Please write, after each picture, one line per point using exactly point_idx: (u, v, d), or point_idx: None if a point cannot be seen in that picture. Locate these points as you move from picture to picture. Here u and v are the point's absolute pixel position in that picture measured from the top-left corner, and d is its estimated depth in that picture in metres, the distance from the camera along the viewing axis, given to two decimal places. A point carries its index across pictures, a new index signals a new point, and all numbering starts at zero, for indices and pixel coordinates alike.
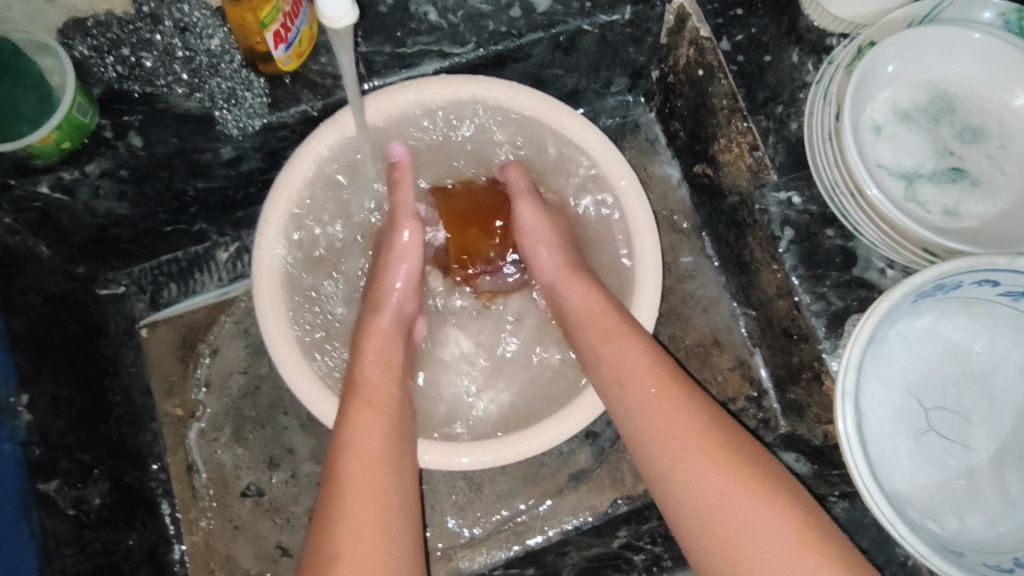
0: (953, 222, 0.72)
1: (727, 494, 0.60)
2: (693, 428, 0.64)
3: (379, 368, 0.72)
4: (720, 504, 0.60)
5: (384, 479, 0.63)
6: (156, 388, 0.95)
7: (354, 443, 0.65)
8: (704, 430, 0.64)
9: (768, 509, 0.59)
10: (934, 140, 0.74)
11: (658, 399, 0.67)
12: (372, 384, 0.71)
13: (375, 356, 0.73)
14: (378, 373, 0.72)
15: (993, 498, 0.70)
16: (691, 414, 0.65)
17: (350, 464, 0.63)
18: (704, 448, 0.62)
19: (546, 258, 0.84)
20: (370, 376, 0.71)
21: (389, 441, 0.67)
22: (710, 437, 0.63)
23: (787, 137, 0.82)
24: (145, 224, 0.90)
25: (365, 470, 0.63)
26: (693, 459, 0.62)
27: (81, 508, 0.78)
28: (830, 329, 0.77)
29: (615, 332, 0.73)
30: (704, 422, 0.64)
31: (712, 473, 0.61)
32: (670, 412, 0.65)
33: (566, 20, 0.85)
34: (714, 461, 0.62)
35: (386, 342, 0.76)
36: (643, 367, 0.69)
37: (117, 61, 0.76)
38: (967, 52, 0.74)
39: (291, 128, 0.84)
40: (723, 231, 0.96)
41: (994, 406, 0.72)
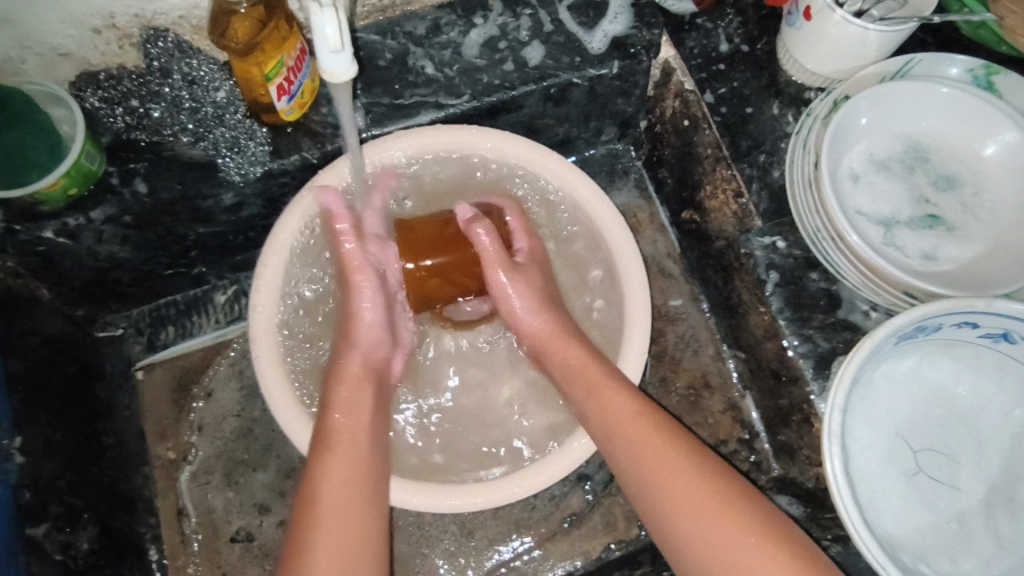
0: (930, 266, 0.75)
1: (709, 535, 0.61)
2: (675, 472, 0.65)
3: (347, 415, 0.73)
4: (702, 544, 0.61)
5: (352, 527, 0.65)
6: (149, 431, 0.95)
7: (320, 493, 0.66)
8: (689, 472, 0.65)
9: (754, 553, 0.60)
10: (910, 189, 0.77)
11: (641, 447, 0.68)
12: (341, 433, 0.72)
13: (342, 403, 0.74)
14: (346, 418, 0.73)
15: (985, 541, 0.70)
16: (676, 459, 0.66)
17: (321, 513, 0.65)
18: (695, 491, 0.64)
19: (533, 322, 0.83)
20: (340, 427, 0.72)
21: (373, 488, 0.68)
22: (699, 481, 0.64)
23: (770, 184, 0.85)
24: (145, 268, 0.92)
25: (333, 518, 0.65)
26: (678, 502, 0.64)
27: (68, 553, 0.76)
28: (818, 369, 0.79)
29: (597, 383, 0.74)
30: (687, 467, 0.65)
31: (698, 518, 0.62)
32: (654, 455, 0.67)
33: (557, 74, 0.89)
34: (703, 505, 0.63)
35: (356, 388, 0.76)
36: (627, 415, 0.71)
37: (126, 112, 0.80)
38: (937, 105, 0.78)
39: (291, 175, 0.87)
40: (711, 275, 0.98)
41: (982, 448, 0.73)
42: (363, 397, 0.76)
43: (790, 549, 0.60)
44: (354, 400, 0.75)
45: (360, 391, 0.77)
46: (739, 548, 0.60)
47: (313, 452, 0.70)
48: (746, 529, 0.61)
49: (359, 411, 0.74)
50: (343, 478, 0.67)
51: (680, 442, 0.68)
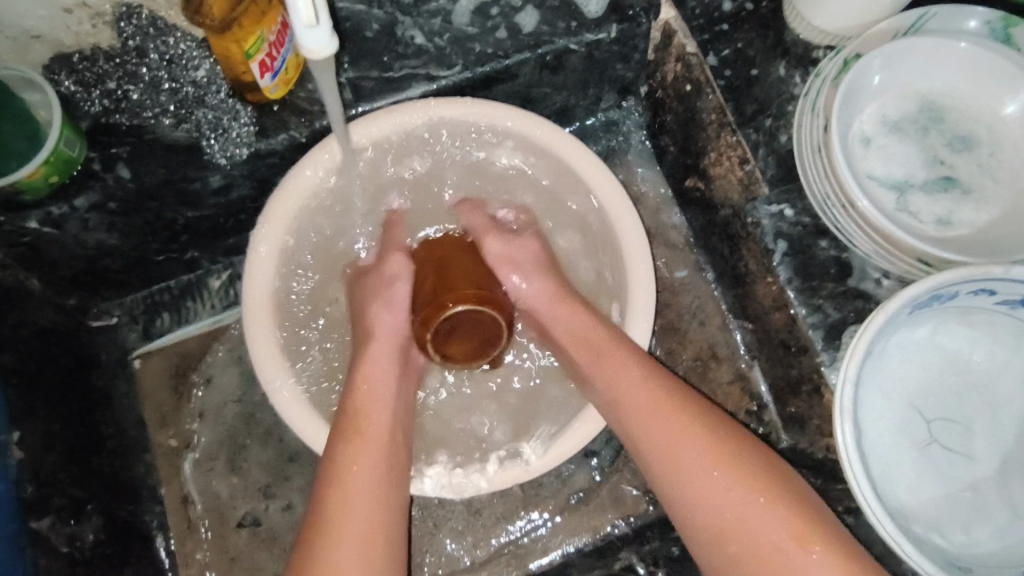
0: (945, 231, 0.72)
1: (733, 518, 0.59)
2: (693, 451, 0.63)
3: (372, 397, 0.71)
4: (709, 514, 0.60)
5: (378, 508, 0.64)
6: (150, 419, 0.94)
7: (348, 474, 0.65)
8: (707, 451, 0.62)
9: (781, 541, 0.57)
10: (924, 150, 0.74)
11: (648, 419, 0.66)
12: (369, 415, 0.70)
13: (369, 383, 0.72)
14: (373, 400, 0.71)
15: (1000, 511, 0.69)
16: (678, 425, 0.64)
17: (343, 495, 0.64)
18: (718, 472, 0.61)
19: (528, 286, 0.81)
20: (367, 408, 0.71)
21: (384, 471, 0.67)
22: (722, 458, 0.62)
23: (777, 150, 0.81)
24: (136, 254, 0.90)
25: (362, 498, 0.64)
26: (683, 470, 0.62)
27: (74, 545, 0.77)
28: (828, 341, 0.77)
29: (606, 351, 0.72)
30: (708, 445, 0.63)
31: (704, 485, 0.61)
32: (671, 434, 0.64)
33: (553, 40, 0.85)
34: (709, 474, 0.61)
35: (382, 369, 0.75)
36: (641, 395, 0.68)
37: (104, 94, 0.77)
38: (953, 61, 0.74)
39: (280, 155, 0.84)
40: (716, 244, 0.96)
41: (996, 416, 0.71)
42: (391, 380, 0.74)
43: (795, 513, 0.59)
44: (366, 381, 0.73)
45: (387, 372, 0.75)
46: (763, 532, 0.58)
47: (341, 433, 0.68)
48: (775, 516, 0.58)
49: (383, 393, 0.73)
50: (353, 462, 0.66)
51: (694, 417, 0.65)
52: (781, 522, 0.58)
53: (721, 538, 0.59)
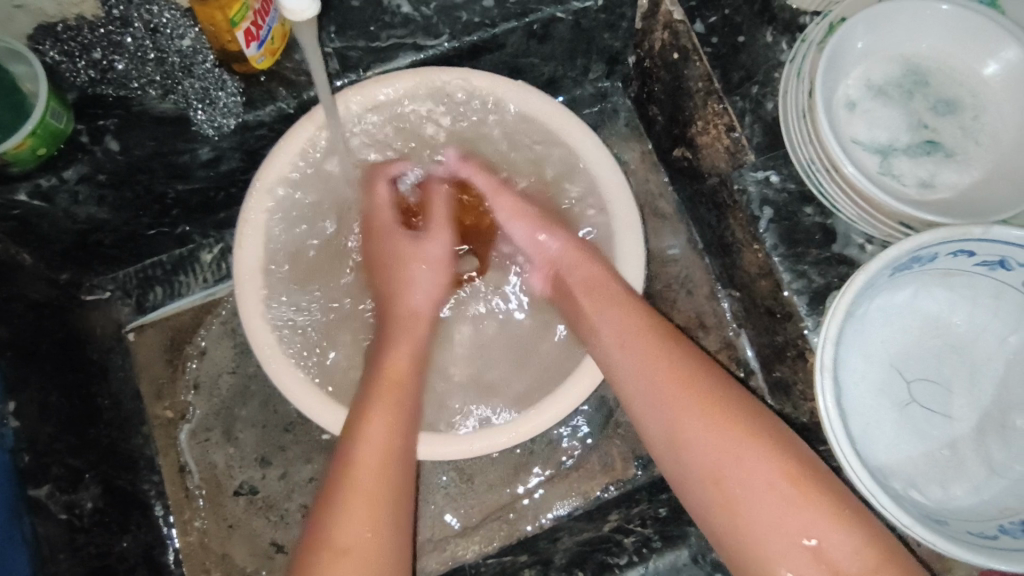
0: (928, 194, 0.73)
1: (733, 457, 0.60)
2: (702, 400, 0.63)
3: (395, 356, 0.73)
4: (718, 465, 0.61)
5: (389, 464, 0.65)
6: (146, 392, 0.95)
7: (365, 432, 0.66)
8: (711, 395, 0.64)
9: (785, 488, 0.59)
10: (908, 114, 0.74)
11: (664, 370, 0.66)
12: (395, 373, 0.72)
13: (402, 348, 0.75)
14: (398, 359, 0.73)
15: (977, 467, 0.71)
16: (697, 377, 0.65)
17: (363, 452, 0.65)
18: (722, 416, 0.62)
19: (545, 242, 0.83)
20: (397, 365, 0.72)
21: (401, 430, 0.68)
22: (727, 404, 0.63)
23: (763, 117, 0.82)
24: (127, 228, 0.90)
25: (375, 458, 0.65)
26: (695, 421, 0.63)
27: (73, 512, 0.78)
28: (812, 306, 0.78)
29: (624, 306, 0.73)
30: (716, 395, 0.64)
31: (717, 436, 0.62)
32: (678, 383, 0.65)
33: (539, 8, 0.85)
34: (722, 423, 0.62)
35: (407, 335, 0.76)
36: (644, 348, 0.69)
37: (89, 65, 0.76)
38: (937, 24, 0.74)
39: (268, 127, 0.84)
40: (704, 214, 0.96)
41: (975, 376, 0.73)
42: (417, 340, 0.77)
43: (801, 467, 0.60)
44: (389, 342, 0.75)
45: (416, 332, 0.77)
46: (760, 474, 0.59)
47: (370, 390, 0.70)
48: (777, 459, 0.60)
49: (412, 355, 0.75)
50: (374, 422, 0.67)
51: (700, 366, 0.66)
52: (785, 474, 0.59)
53: (726, 490, 0.60)
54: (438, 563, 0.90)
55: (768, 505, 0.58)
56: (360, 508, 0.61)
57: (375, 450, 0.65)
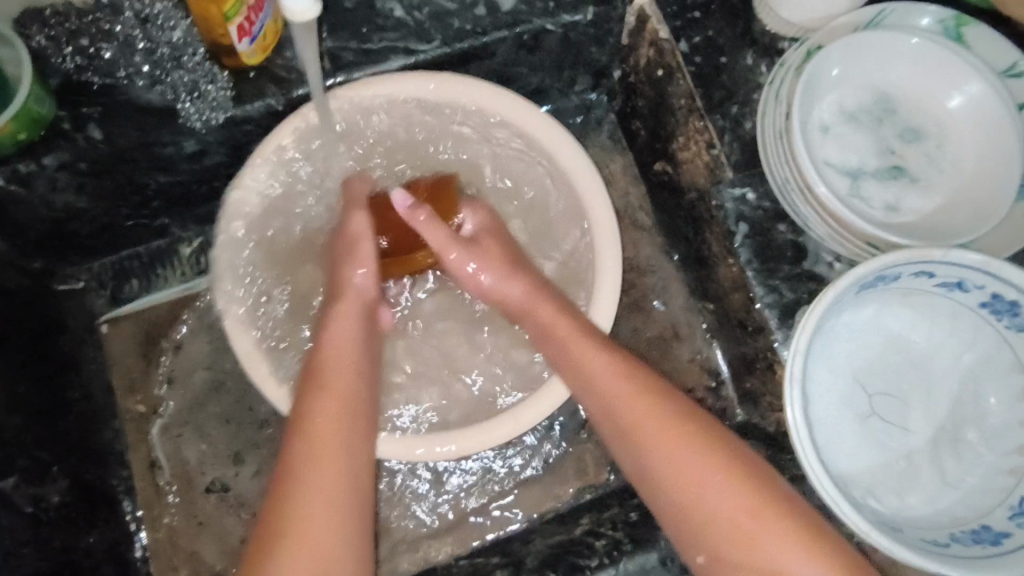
0: (894, 217, 0.76)
1: (693, 500, 0.63)
2: (654, 433, 0.66)
3: (340, 359, 0.73)
4: (677, 500, 0.63)
5: (337, 462, 0.65)
6: (118, 384, 0.94)
7: (304, 433, 0.66)
8: (663, 434, 0.66)
9: (738, 516, 0.60)
10: (877, 140, 0.78)
11: (616, 405, 0.69)
12: (332, 377, 0.71)
13: (333, 349, 0.74)
14: (340, 359, 0.73)
15: (931, 478, 0.74)
16: (645, 409, 0.68)
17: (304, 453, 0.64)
18: (683, 459, 0.64)
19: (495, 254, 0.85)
20: (330, 369, 0.72)
21: (343, 428, 0.67)
22: (678, 441, 0.65)
23: (741, 136, 0.85)
24: (105, 218, 0.89)
25: (319, 457, 0.64)
26: (651, 457, 0.65)
27: (39, 505, 0.76)
28: (782, 320, 0.81)
29: (576, 335, 0.75)
30: (665, 426, 0.66)
31: (674, 472, 0.64)
32: (630, 418, 0.68)
33: (530, 20, 0.87)
34: (677, 460, 0.64)
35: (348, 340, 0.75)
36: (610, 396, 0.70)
37: (76, 51, 0.76)
38: (907, 57, 0.79)
39: (256, 123, 0.84)
40: (682, 227, 0.99)
41: (932, 391, 0.76)
42: (356, 344, 0.76)
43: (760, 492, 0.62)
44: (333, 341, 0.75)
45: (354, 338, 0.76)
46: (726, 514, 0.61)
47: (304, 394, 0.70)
48: (736, 496, 0.61)
49: (349, 355, 0.74)
50: (311, 422, 0.67)
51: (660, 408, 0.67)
52: (741, 500, 0.61)
53: (689, 522, 0.63)
54: (411, 564, 0.90)
55: (737, 543, 0.60)
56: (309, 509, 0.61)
57: (321, 452, 0.65)
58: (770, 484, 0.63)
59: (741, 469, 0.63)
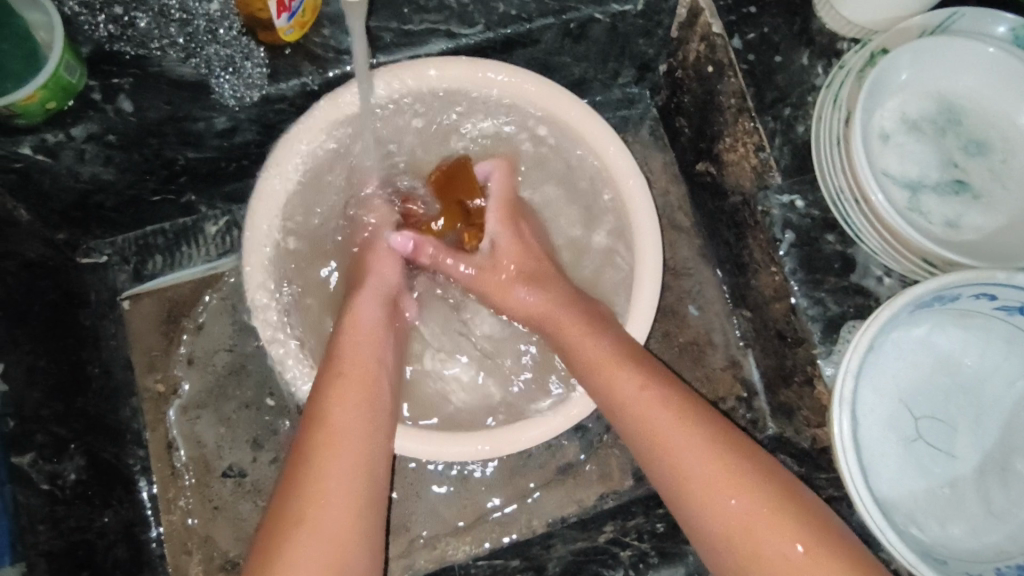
0: (953, 234, 0.73)
1: (709, 492, 0.62)
2: (661, 423, 0.66)
3: (358, 341, 0.72)
4: (695, 492, 0.62)
5: (354, 446, 0.63)
6: (137, 361, 0.92)
7: (323, 413, 0.65)
8: (672, 423, 0.65)
9: (756, 506, 0.60)
10: (940, 151, 0.75)
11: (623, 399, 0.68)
12: (351, 357, 0.70)
13: (353, 331, 0.72)
14: (359, 340, 0.72)
15: (975, 508, 0.71)
16: (649, 397, 0.67)
17: (320, 434, 0.63)
18: (708, 452, 0.63)
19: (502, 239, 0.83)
20: (349, 350, 0.71)
21: (362, 409, 0.66)
22: (686, 431, 0.64)
23: (793, 140, 0.81)
24: (130, 192, 0.87)
25: (334, 439, 0.63)
26: (660, 446, 0.65)
27: (55, 483, 0.75)
28: (826, 333, 0.78)
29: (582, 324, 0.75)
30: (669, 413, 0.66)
31: (687, 460, 0.63)
32: (636, 408, 0.67)
33: (578, 7, 0.83)
34: (687, 450, 0.63)
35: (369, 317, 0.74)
36: (628, 385, 0.69)
37: (109, 19, 0.73)
38: (977, 65, 0.75)
39: (290, 102, 0.81)
40: (722, 230, 0.96)
41: (980, 417, 0.73)
42: (376, 325, 0.74)
43: (765, 478, 0.62)
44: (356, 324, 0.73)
45: (374, 321, 0.75)
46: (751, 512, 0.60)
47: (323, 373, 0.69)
48: (747, 483, 0.61)
49: (368, 337, 0.72)
50: (330, 402, 0.66)
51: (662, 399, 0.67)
52: (753, 488, 0.61)
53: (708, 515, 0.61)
54: (428, 561, 0.89)
55: (758, 530, 0.59)
56: (321, 492, 0.60)
57: (337, 434, 0.64)
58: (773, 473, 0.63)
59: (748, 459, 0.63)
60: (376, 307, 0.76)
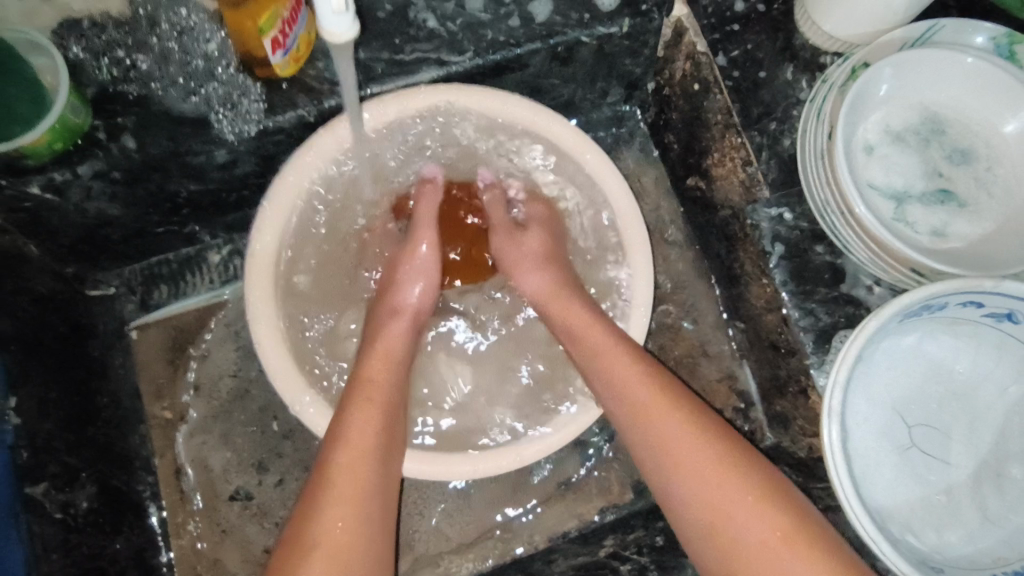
0: (940, 243, 0.74)
1: (716, 508, 0.61)
2: (683, 431, 0.65)
3: (380, 367, 0.74)
4: (703, 506, 0.62)
5: (371, 476, 0.65)
6: (145, 391, 0.94)
7: (346, 437, 0.66)
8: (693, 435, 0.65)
9: (766, 528, 0.59)
10: (923, 161, 0.76)
11: (647, 405, 0.68)
12: (376, 383, 0.72)
13: (377, 356, 0.75)
14: (382, 367, 0.74)
15: (971, 514, 0.72)
16: (672, 408, 0.67)
17: (341, 458, 0.65)
18: (709, 454, 0.63)
19: (534, 281, 0.83)
20: (375, 376, 0.72)
21: (381, 436, 0.68)
22: (706, 444, 0.64)
23: (779, 154, 0.83)
24: (136, 225, 0.89)
25: (354, 466, 0.64)
26: (677, 457, 0.64)
27: (68, 512, 0.77)
28: (818, 344, 0.78)
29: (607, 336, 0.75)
30: (693, 425, 0.65)
31: (702, 467, 0.63)
32: (660, 415, 0.67)
33: (564, 31, 0.85)
34: (705, 461, 0.63)
35: (392, 343, 0.77)
36: (633, 389, 0.69)
37: (112, 62, 0.76)
38: (958, 75, 0.76)
39: (287, 133, 0.83)
40: (714, 244, 0.97)
41: (975, 423, 0.74)
42: (396, 353, 0.76)
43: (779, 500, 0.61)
44: (379, 349, 0.76)
45: (395, 348, 0.77)
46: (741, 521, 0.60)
47: (346, 396, 0.70)
48: (762, 509, 0.60)
49: (388, 363, 0.75)
50: (353, 424, 0.67)
51: (688, 408, 0.67)
52: (767, 512, 0.60)
53: (713, 527, 0.61)
54: None
55: (759, 555, 0.59)
56: (342, 518, 0.61)
57: (359, 461, 0.65)
58: (790, 496, 0.62)
59: (763, 478, 0.62)
60: (403, 331, 0.79)
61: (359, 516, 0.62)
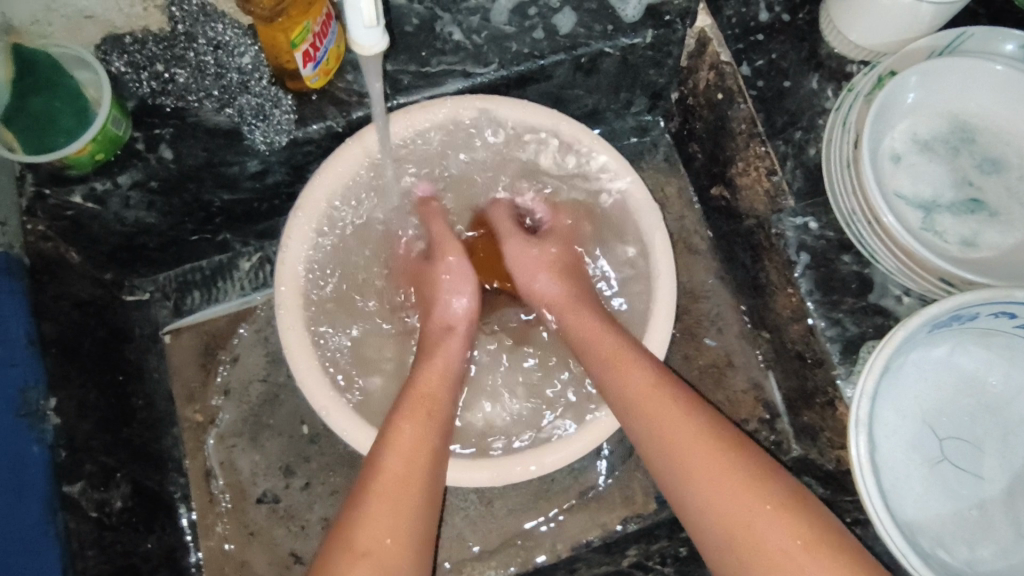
0: (970, 252, 0.73)
1: (737, 522, 0.60)
2: (699, 444, 0.65)
3: (437, 378, 0.76)
4: (727, 519, 0.61)
5: (420, 483, 0.66)
6: (178, 394, 0.97)
7: (398, 443, 0.68)
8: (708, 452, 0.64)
9: (785, 544, 0.58)
10: (953, 170, 0.75)
11: (664, 418, 0.68)
12: (431, 393, 0.74)
13: (435, 366, 0.77)
14: (438, 378, 0.76)
15: (1004, 530, 0.70)
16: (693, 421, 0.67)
17: (393, 464, 0.66)
18: (724, 468, 0.63)
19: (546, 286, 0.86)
20: (433, 388, 0.74)
21: (433, 444, 0.69)
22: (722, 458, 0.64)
23: (805, 163, 0.82)
24: (171, 233, 0.92)
25: (408, 473, 0.66)
26: (691, 469, 0.64)
27: (103, 510, 0.79)
28: (845, 355, 0.78)
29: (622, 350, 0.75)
30: (710, 439, 0.65)
31: (719, 479, 0.63)
32: (675, 428, 0.67)
33: (588, 43, 0.86)
34: (721, 474, 0.63)
35: (451, 354, 0.79)
36: (645, 400, 0.70)
37: (151, 77, 0.79)
38: (988, 83, 0.75)
39: (316, 144, 0.86)
40: (739, 254, 0.97)
41: (1008, 437, 0.72)
42: (453, 364, 0.78)
43: (799, 514, 0.60)
44: (436, 359, 0.78)
45: (452, 359, 0.79)
46: (773, 537, 0.59)
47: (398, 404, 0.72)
48: (781, 523, 0.59)
49: (445, 374, 0.77)
50: (405, 431, 0.69)
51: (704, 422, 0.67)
52: (787, 527, 0.59)
53: (736, 541, 0.60)
54: None
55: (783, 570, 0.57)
56: (391, 523, 0.62)
57: (410, 467, 0.66)
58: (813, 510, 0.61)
59: (784, 492, 0.61)
60: (456, 341, 0.81)
61: (405, 521, 0.63)
